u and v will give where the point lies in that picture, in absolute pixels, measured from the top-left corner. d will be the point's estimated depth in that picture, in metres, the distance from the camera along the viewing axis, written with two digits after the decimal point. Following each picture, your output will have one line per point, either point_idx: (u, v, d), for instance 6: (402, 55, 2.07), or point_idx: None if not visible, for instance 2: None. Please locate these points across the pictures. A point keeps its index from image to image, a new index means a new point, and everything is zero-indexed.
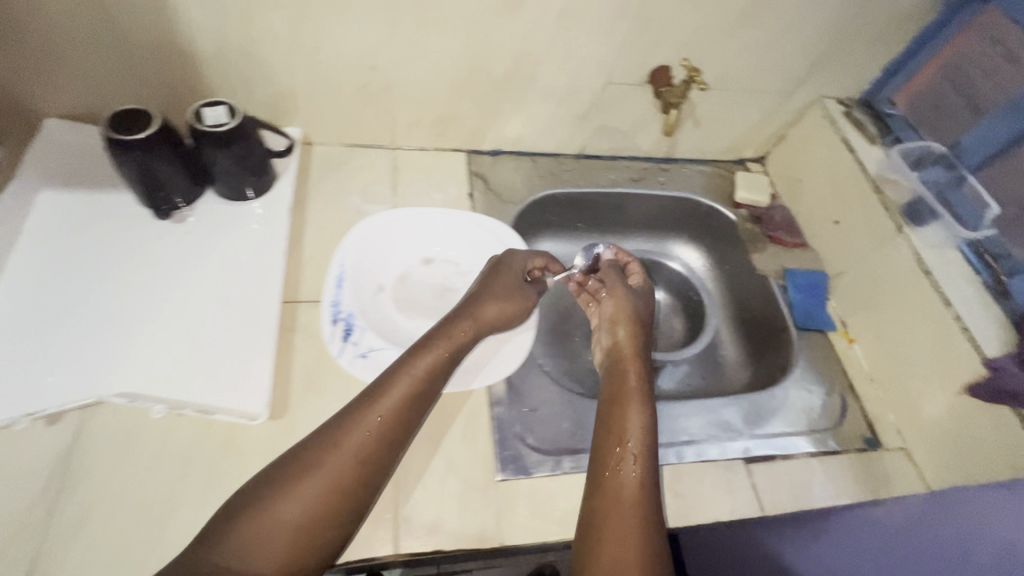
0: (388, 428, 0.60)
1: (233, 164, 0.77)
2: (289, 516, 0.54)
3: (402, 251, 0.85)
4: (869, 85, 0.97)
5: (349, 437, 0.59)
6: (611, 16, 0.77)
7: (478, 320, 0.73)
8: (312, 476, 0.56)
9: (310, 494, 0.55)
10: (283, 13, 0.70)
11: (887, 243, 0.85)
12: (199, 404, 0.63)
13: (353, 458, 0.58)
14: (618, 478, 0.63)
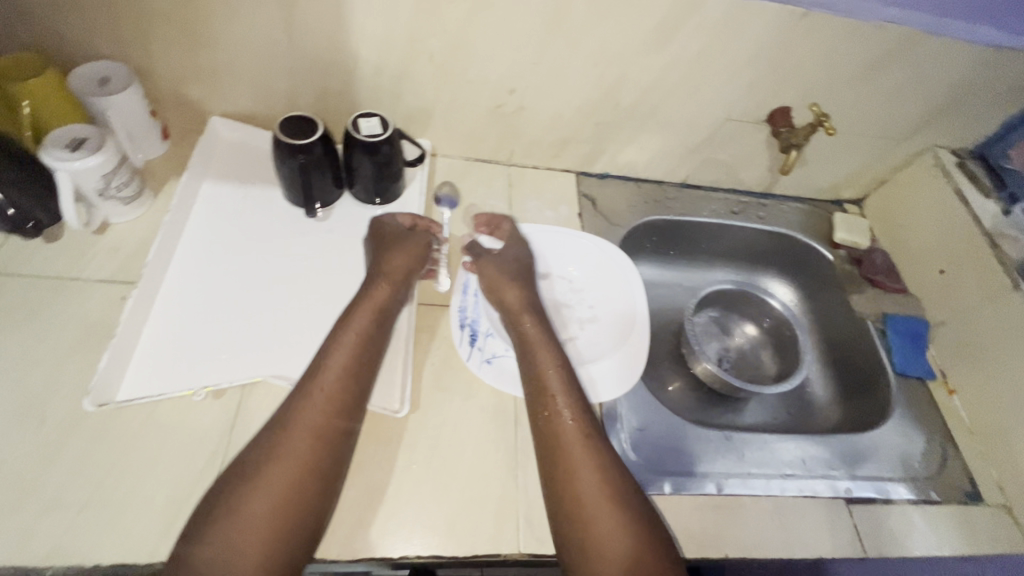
0: (335, 388, 0.63)
1: (377, 170, 0.83)
2: (270, 484, 0.55)
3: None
4: (985, 138, 0.97)
5: (307, 406, 0.61)
6: (745, 58, 0.80)
7: (390, 275, 0.74)
8: (285, 443, 0.58)
9: (287, 458, 0.57)
10: (443, 37, 0.76)
11: (1000, 297, 0.85)
12: None
13: (318, 420, 0.60)
14: (580, 464, 0.63)
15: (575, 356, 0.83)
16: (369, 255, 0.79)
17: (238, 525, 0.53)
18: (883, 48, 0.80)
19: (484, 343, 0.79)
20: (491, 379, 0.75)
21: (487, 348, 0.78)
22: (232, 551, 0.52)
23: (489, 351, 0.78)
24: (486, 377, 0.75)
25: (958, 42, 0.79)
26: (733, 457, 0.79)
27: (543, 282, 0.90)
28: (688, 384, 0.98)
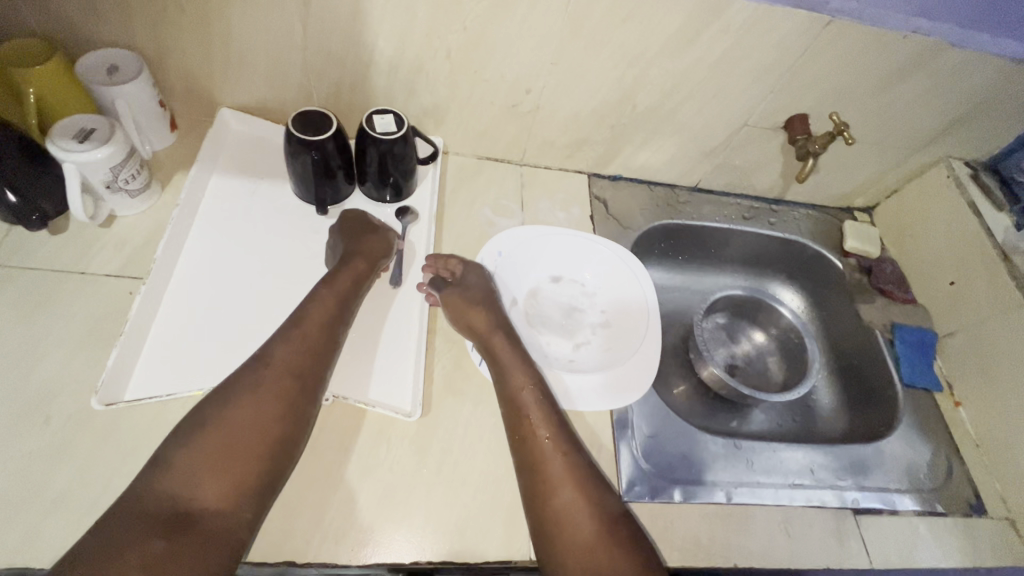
0: (301, 352, 0.63)
1: (390, 168, 0.81)
2: (229, 439, 0.56)
3: (535, 268, 0.90)
4: (998, 151, 0.97)
5: (270, 367, 0.61)
6: (767, 64, 0.79)
7: (365, 253, 0.75)
8: (248, 401, 0.58)
9: (250, 416, 0.57)
10: (462, 35, 0.74)
11: (1010, 312, 0.85)
12: (360, 396, 0.69)
13: (283, 381, 0.60)
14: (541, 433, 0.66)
15: (588, 361, 0.84)
16: (331, 242, 0.77)
17: (197, 469, 0.54)
18: (905, 58, 0.79)
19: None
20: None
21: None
22: (191, 500, 0.52)
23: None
24: None
25: (980, 54, 0.78)
26: (741, 464, 0.79)
27: (557, 285, 0.90)
28: (695, 389, 0.98)
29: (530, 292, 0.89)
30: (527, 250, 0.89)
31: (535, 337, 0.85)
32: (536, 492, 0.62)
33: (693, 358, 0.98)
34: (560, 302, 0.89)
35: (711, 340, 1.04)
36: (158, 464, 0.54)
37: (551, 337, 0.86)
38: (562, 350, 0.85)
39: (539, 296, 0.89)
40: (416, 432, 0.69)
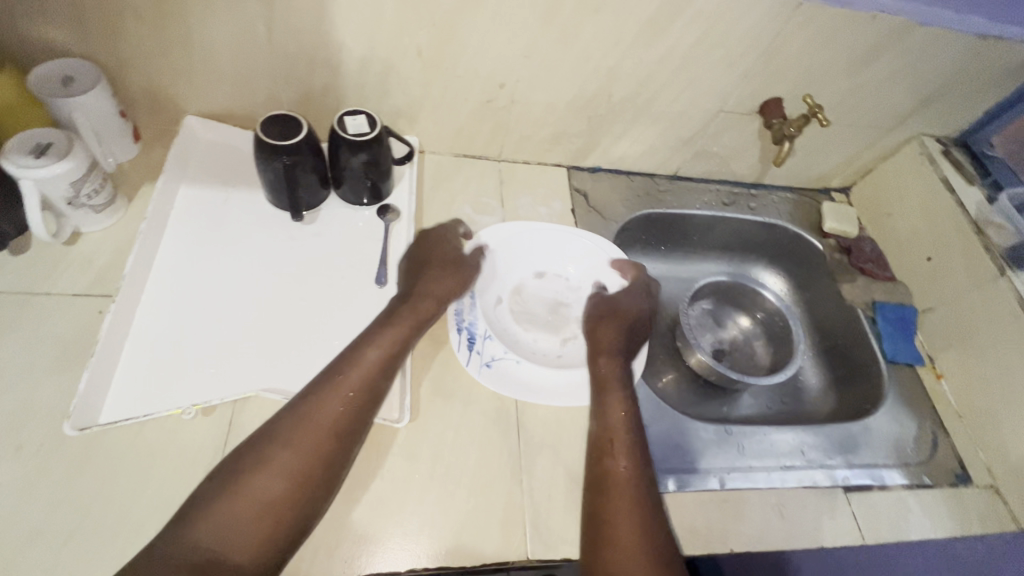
0: (363, 389, 0.63)
1: (365, 169, 0.79)
2: (278, 471, 0.56)
3: (518, 264, 0.87)
4: (967, 126, 0.98)
5: (331, 400, 0.61)
6: (741, 49, 0.79)
7: (433, 291, 0.74)
8: (302, 433, 0.59)
9: (302, 449, 0.58)
10: (432, 31, 0.73)
11: (987, 284, 0.86)
12: None
13: (339, 412, 0.60)
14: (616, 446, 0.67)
15: (578, 356, 0.82)
16: (404, 273, 0.77)
17: (249, 498, 0.54)
18: (876, 39, 0.79)
19: (483, 346, 0.76)
20: (493, 383, 0.73)
21: (486, 351, 0.76)
22: (232, 529, 0.53)
23: (489, 354, 0.76)
24: (488, 381, 0.73)
25: (949, 31, 0.79)
26: (734, 449, 0.79)
27: (541, 280, 0.88)
28: (684, 376, 0.98)
29: (514, 289, 0.86)
30: (509, 245, 0.87)
31: (524, 336, 0.82)
32: (591, 512, 0.63)
33: (681, 345, 0.98)
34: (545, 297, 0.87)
35: (697, 327, 1.05)
36: (213, 484, 0.56)
37: (539, 334, 0.83)
38: (551, 346, 0.82)
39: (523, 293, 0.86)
40: (405, 437, 0.68)
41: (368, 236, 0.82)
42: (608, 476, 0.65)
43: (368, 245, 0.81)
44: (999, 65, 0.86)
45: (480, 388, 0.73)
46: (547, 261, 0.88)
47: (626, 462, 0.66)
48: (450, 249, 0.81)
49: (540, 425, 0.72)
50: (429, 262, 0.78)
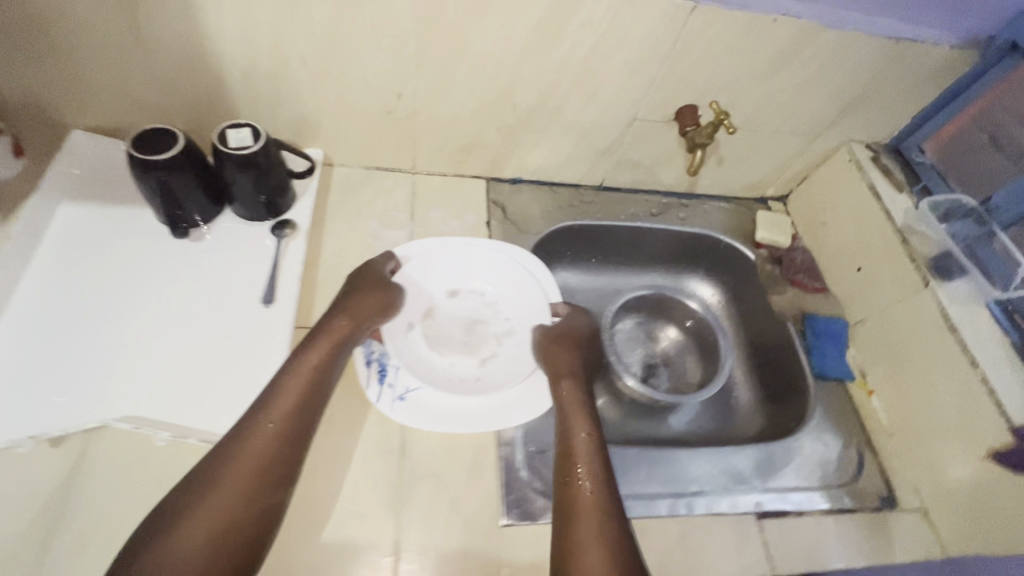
0: (292, 415, 0.62)
1: (254, 185, 0.76)
2: (216, 512, 0.55)
3: (430, 285, 0.83)
4: (898, 131, 0.95)
5: (261, 435, 0.60)
6: (640, 55, 0.76)
7: (356, 310, 0.71)
8: (232, 471, 0.57)
9: (235, 486, 0.56)
10: (313, 41, 0.70)
11: (912, 295, 0.82)
12: (205, 434, 0.64)
13: (268, 442, 0.59)
14: (584, 479, 0.64)
15: (497, 378, 0.77)
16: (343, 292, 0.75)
17: (181, 548, 0.52)
18: (784, 44, 0.76)
19: (395, 378, 0.72)
20: (405, 417, 0.69)
21: (398, 383, 0.72)
22: None
23: (401, 386, 0.72)
24: (401, 417, 0.69)
25: (857, 33, 0.76)
26: (636, 473, 0.74)
27: (455, 300, 0.84)
28: (615, 398, 0.93)
29: (428, 312, 0.82)
30: (419, 267, 0.82)
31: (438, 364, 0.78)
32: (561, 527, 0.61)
33: (612, 367, 0.93)
34: (460, 316, 0.83)
35: (623, 346, 1.01)
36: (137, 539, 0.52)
37: (455, 358, 0.79)
38: (466, 370, 0.78)
39: (437, 316, 0.82)
40: None
41: (259, 252, 0.78)
42: (580, 512, 0.62)
43: (258, 261, 0.78)
44: (918, 69, 0.83)
45: (364, 412, 0.70)
46: (458, 279, 0.84)
47: (590, 473, 0.65)
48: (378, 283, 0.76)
49: (425, 450, 0.69)
50: (366, 277, 0.76)
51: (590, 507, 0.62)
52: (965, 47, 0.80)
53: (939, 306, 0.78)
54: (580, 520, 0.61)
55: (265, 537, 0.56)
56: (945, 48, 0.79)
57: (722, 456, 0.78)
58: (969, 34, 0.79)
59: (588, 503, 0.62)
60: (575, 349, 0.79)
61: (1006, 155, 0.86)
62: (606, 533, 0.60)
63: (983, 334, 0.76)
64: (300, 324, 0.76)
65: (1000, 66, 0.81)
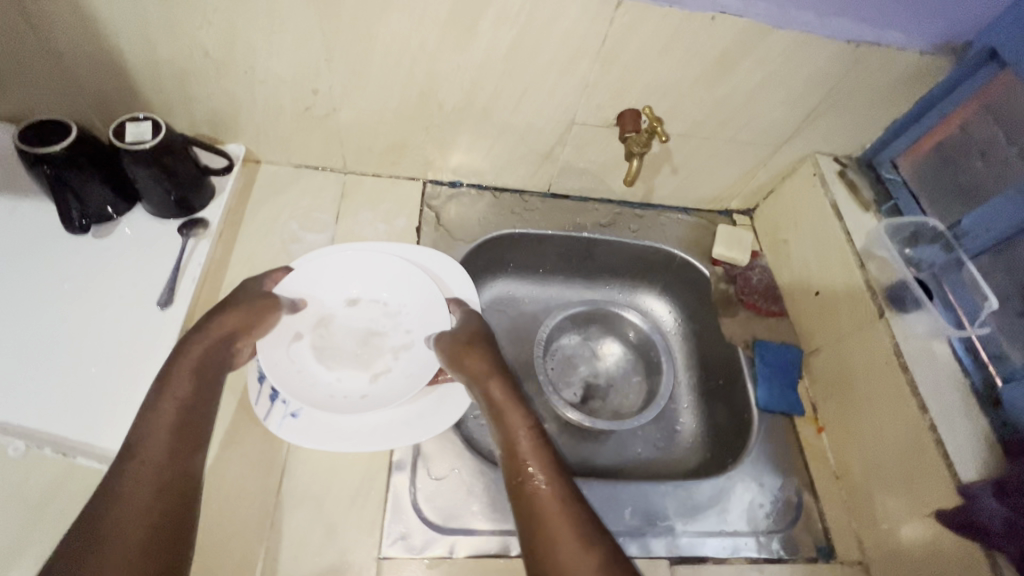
0: (180, 420, 0.57)
1: (158, 183, 0.73)
2: (124, 535, 0.49)
3: (328, 293, 0.76)
4: (870, 144, 0.87)
5: (154, 449, 0.54)
6: (569, 53, 0.70)
7: (233, 316, 0.65)
8: (128, 490, 0.51)
9: (134, 505, 0.51)
10: (212, 31, 0.66)
11: (867, 326, 0.75)
12: (60, 444, 0.60)
13: (149, 484, 0.52)
14: (540, 478, 0.60)
15: (390, 392, 0.70)
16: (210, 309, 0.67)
17: None
18: (729, 46, 0.69)
19: (290, 395, 0.67)
20: (295, 437, 0.64)
21: (294, 399, 0.67)
22: None
23: (296, 403, 0.67)
24: (289, 435, 0.64)
25: (811, 35, 0.68)
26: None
27: (353, 309, 0.77)
28: (551, 421, 0.87)
29: (320, 322, 0.74)
30: (316, 272, 0.75)
31: (323, 378, 0.70)
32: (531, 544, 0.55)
33: (544, 389, 0.88)
34: (357, 326, 0.76)
35: (561, 367, 0.94)
36: None
37: (344, 372, 0.72)
38: (354, 386, 0.71)
39: (332, 326, 0.75)
40: None
41: (164, 251, 0.75)
42: (549, 522, 0.56)
43: (160, 261, 0.74)
44: (886, 76, 0.75)
45: (247, 426, 0.66)
46: (358, 288, 0.77)
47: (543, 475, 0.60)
48: (256, 292, 0.69)
49: (309, 471, 0.65)
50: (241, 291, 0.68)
51: (554, 505, 0.57)
52: (937, 53, 0.72)
53: (893, 341, 0.71)
54: (547, 523, 0.56)
55: None
56: (914, 53, 0.71)
57: (641, 492, 0.72)
58: (943, 38, 0.71)
59: (553, 502, 0.57)
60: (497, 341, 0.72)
61: (996, 172, 0.75)
62: (579, 528, 0.55)
63: (937, 374, 0.68)
64: None
65: (982, 73, 0.72)
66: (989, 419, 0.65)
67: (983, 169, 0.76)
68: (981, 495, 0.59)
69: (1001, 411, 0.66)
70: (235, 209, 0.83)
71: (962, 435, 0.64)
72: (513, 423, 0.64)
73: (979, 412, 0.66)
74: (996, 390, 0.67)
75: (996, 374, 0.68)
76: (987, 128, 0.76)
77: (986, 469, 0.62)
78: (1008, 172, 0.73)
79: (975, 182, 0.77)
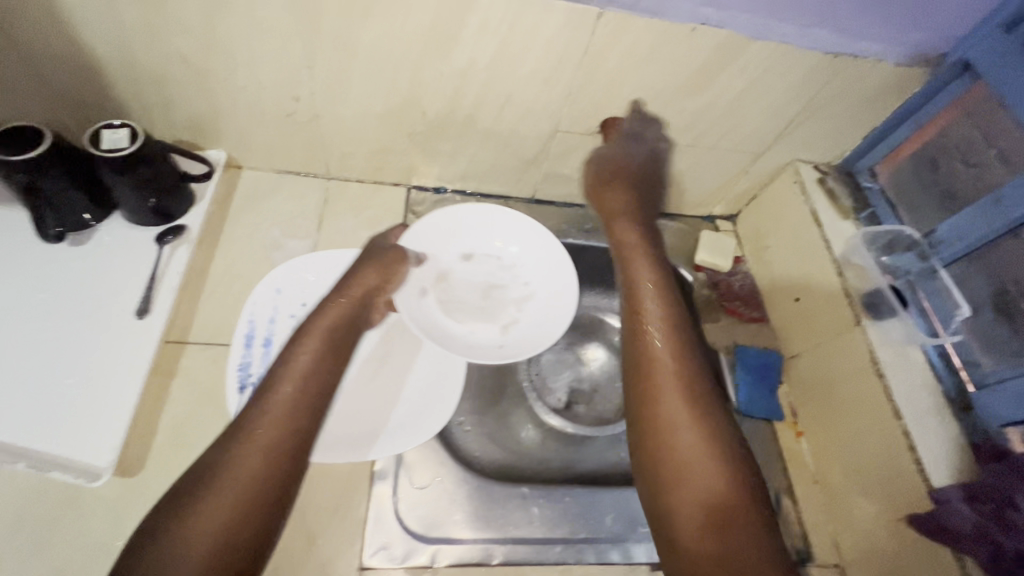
0: (305, 391, 0.60)
1: (135, 190, 0.72)
2: (223, 503, 0.51)
3: (443, 247, 0.80)
4: (848, 152, 0.88)
5: (253, 418, 0.57)
6: (552, 61, 0.70)
7: (356, 290, 0.69)
8: (250, 459, 0.53)
9: (253, 472, 0.53)
10: (190, 38, 0.65)
11: (844, 333, 0.76)
12: (36, 459, 0.60)
13: (302, 409, 0.58)
14: (669, 408, 0.62)
15: (526, 338, 0.77)
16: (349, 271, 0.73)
17: (203, 528, 0.49)
18: (710, 56, 0.70)
19: None
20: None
21: None
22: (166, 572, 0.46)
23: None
24: None
25: (790, 46, 0.69)
26: (523, 517, 0.68)
27: (471, 264, 0.81)
28: (536, 425, 0.89)
29: (439, 275, 0.80)
30: (443, 232, 0.80)
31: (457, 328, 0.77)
32: (657, 479, 0.60)
33: (526, 394, 0.91)
34: (474, 280, 0.81)
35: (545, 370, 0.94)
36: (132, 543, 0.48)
37: (468, 322, 0.78)
38: (491, 337, 0.77)
39: (459, 281, 0.80)
40: (115, 495, 0.60)
41: (141, 259, 0.74)
42: (681, 467, 0.59)
43: (138, 270, 0.73)
44: (865, 86, 0.76)
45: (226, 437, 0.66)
46: (475, 243, 0.82)
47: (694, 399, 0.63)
48: (392, 253, 0.74)
49: None
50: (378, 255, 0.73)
51: (689, 436, 0.60)
52: (914, 64, 0.73)
53: (868, 347, 0.72)
54: (671, 452, 0.60)
55: (286, 501, 0.54)
56: (892, 64, 0.72)
57: (622, 498, 0.72)
58: (920, 50, 0.72)
59: (678, 428, 0.61)
60: (634, 290, 0.73)
61: (975, 175, 0.75)
62: (711, 460, 0.59)
63: (912, 381, 0.70)
64: (176, 339, 0.71)
65: (955, 84, 0.74)
66: (961, 425, 0.67)
67: (965, 172, 0.76)
68: (953, 500, 0.60)
69: (972, 416, 0.68)
70: (215, 215, 0.82)
71: (936, 441, 0.65)
72: (665, 361, 0.66)
73: (951, 418, 0.68)
74: (967, 396, 0.69)
75: (969, 381, 0.70)
76: (966, 131, 0.75)
77: (956, 474, 0.64)
78: (987, 176, 0.73)
79: (957, 184, 0.77)
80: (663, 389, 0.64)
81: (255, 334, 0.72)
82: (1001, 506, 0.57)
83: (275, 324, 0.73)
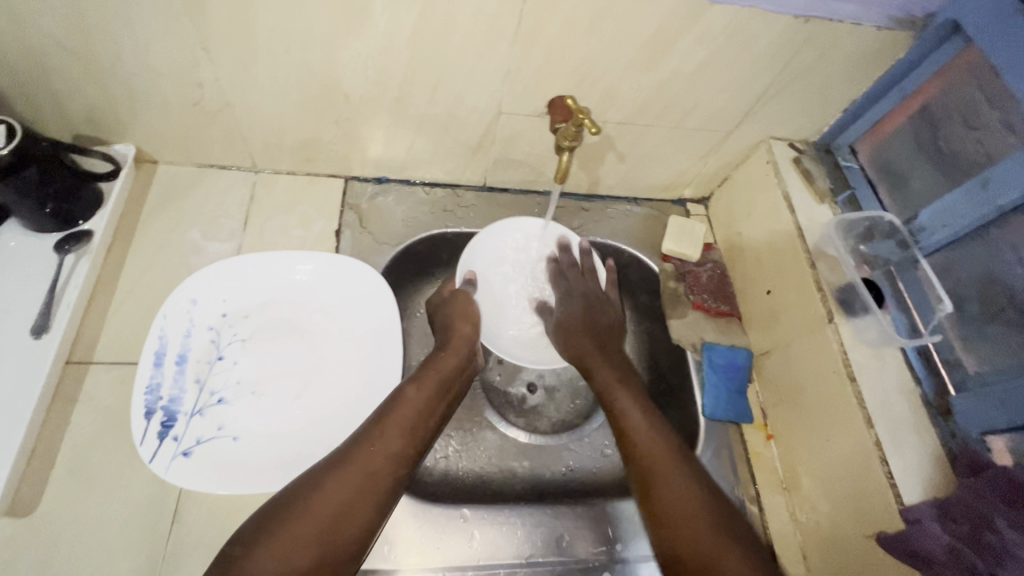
0: (416, 419, 0.62)
1: (23, 199, 0.63)
2: (322, 510, 0.52)
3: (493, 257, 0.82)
4: (828, 127, 0.81)
5: (376, 442, 0.58)
6: (482, 34, 0.61)
7: (458, 342, 0.71)
8: (347, 472, 0.55)
9: (350, 485, 0.54)
10: (57, 19, 0.55)
11: (815, 331, 0.69)
12: None
13: (405, 435, 0.60)
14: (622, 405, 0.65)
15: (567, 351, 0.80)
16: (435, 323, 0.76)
17: (301, 537, 0.50)
18: (665, 24, 0.61)
19: (184, 429, 0.62)
20: (182, 480, 0.59)
21: (187, 435, 0.62)
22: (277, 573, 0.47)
23: (189, 439, 0.62)
24: (177, 476, 0.59)
25: (755, 10, 0.59)
26: (464, 540, 0.66)
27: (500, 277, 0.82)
28: (493, 435, 0.80)
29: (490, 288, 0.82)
30: (480, 248, 0.80)
31: None
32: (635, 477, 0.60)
33: (479, 404, 0.81)
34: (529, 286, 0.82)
35: (504, 371, 0.85)
36: (240, 539, 0.50)
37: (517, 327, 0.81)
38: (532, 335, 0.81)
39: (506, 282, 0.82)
40: (9, 535, 0.56)
41: (38, 271, 0.67)
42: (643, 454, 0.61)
43: (34, 285, 0.66)
44: (843, 55, 0.67)
45: (133, 467, 0.61)
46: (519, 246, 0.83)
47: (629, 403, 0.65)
48: (443, 304, 0.76)
49: (203, 516, 0.60)
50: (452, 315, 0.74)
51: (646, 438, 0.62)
52: (896, 27, 0.64)
53: (841, 348, 0.66)
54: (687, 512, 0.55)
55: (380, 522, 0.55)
56: (870, 28, 0.63)
57: (580, 516, 0.69)
58: (904, 11, 0.62)
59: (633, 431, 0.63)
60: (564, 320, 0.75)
61: (976, 138, 0.65)
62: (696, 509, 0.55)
63: (886, 386, 0.64)
64: (79, 359, 0.65)
65: (945, 48, 0.65)
66: (937, 432, 0.61)
67: (968, 137, 0.66)
68: (925, 520, 0.54)
69: (952, 422, 0.61)
70: (127, 217, 0.75)
71: (910, 455, 0.60)
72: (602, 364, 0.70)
73: (928, 425, 0.62)
74: (946, 401, 0.63)
75: (949, 382, 0.64)
76: (963, 97, 0.66)
77: (931, 489, 0.58)
78: (988, 141, 0.64)
79: (960, 153, 0.67)
80: (652, 462, 0.59)
81: (167, 351, 0.65)
82: (978, 527, 0.51)
83: (191, 339, 0.67)
